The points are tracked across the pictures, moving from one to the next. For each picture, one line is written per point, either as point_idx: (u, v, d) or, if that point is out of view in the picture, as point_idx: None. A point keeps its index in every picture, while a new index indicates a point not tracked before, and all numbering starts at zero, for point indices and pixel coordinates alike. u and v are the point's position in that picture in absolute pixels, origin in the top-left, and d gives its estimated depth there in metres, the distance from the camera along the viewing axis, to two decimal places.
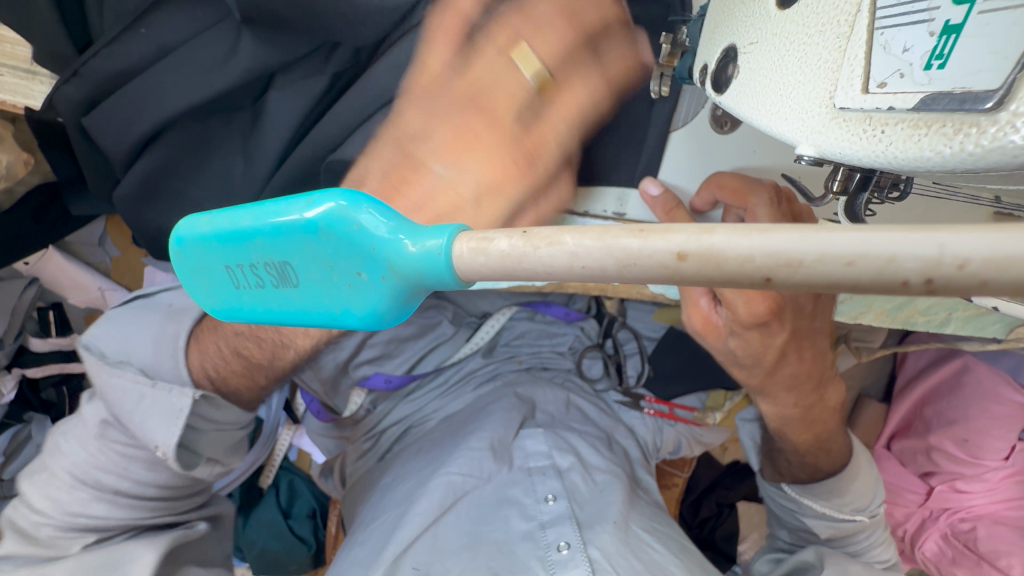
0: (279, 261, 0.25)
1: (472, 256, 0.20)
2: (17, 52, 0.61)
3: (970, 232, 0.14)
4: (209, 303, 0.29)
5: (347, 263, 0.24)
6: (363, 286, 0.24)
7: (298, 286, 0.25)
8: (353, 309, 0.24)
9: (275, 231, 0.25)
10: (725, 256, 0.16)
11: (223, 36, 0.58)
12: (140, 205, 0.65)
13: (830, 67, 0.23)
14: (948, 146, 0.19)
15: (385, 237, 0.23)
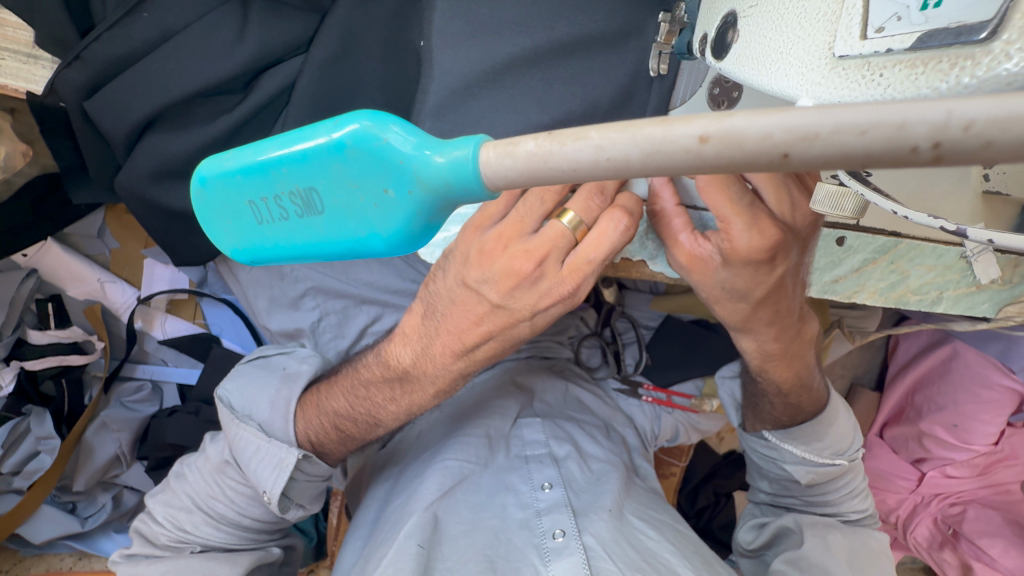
0: (304, 188, 0.27)
1: (500, 160, 0.22)
2: (19, 36, 0.61)
3: (975, 100, 0.16)
4: (231, 243, 0.31)
5: (374, 182, 0.25)
6: (389, 203, 0.25)
7: (323, 213, 0.27)
8: (379, 230, 0.26)
9: (302, 157, 0.26)
10: (746, 134, 0.18)
11: (229, 20, 0.59)
12: (142, 190, 0.65)
13: (830, 19, 0.24)
14: (944, 81, 0.20)
15: (409, 152, 0.24)
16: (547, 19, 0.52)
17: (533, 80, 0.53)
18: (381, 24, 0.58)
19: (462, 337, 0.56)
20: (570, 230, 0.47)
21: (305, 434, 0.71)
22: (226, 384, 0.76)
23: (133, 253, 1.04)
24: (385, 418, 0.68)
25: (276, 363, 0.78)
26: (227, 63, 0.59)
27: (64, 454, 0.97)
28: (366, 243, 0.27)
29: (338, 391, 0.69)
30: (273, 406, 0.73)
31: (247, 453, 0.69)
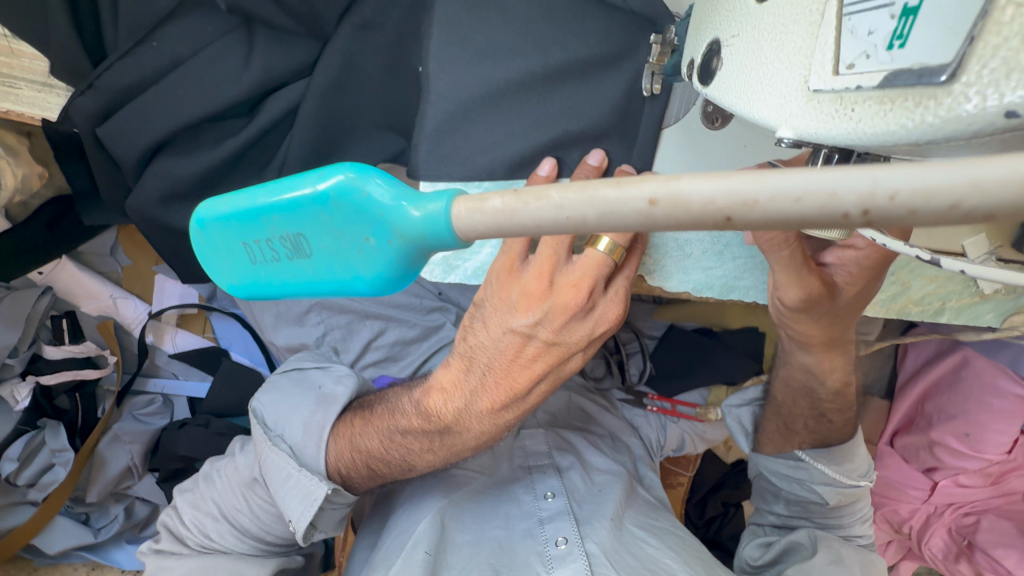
0: (293, 234, 0.27)
1: (470, 215, 0.22)
2: (35, 66, 0.62)
3: (904, 168, 0.16)
4: (227, 281, 0.31)
5: (356, 230, 0.26)
6: (371, 250, 0.26)
7: (311, 257, 0.27)
8: (362, 273, 0.26)
9: (290, 205, 0.26)
10: (691, 199, 0.18)
11: (234, 46, 0.60)
12: (152, 213, 0.67)
13: (804, 52, 0.25)
14: (910, 119, 0.20)
15: (389, 203, 0.25)
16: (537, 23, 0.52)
17: (529, 104, 0.55)
18: (380, 45, 0.59)
19: (514, 385, 0.57)
20: (607, 255, 0.50)
21: (335, 467, 0.70)
22: (263, 397, 0.77)
23: (145, 269, 1.07)
24: (414, 460, 0.68)
25: (312, 381, 0.77)
26: (234, 90, 0.61)
27: (78, 465, 0.99)
28: (355, 285, 0.27)
29: (371, 428, 0.68)
30: (306, 430, 0.72)
31: (277, 479, 0.68)
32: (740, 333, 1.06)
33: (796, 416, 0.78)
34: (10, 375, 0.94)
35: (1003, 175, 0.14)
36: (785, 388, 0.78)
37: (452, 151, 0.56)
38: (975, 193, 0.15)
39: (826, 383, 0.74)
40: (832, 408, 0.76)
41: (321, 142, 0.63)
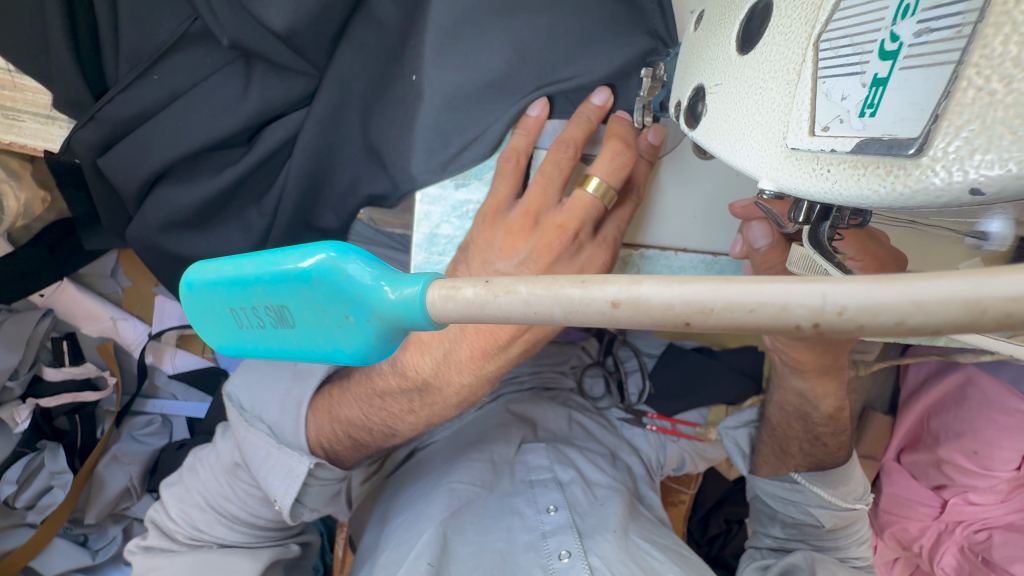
0: (277, 306, 0.27)
1: (443, 302, 0.23)
2: (38, 100, 0.63)
3: (850, 284, 0.16)
4: (215, 341, 0.31)
5: (336, 309, 0.26)
6: (351, 328, 0.26)
7: (295, 327, 0.27)
8: (343, 348, 0.27)
9: (273, 280, 0.27)
10: (652, 304, 0.18)
11: (233, 79, 0.61)
12: (151, 240, 0.68)
13: (782, 111, 0.25)
14: (881, 185, 0.20)
15: (369, 284, 0.25)
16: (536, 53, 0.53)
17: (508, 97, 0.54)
18: (372, 74, 0.60)
19: (495, 333, 0.54)
20: (598, 197, 0.51)
21: (316, 440, 0.68)
22: (236, 382, 0.75)
23: (145, 290, 1.06)
24: (396, 426, 0.65)
25: (287, 359, 0.74)
26: (234, 119, 0.62)
27: (76, 488, 1.00)
28: (337, 355, 0.27)
29: (350, 396, 0.66)
30: (284, 407, 0.70)
31: (255, 459, 0.67)
32: (738, 350, 1.07)
33: (790, 439, 0.78)
34: (10, 398, 0.95)
35: (943, 296, 0.15)
36: (779, 411, 0.78)
37: (437, 169, 0.56)
38: (919, 311, 0.16)
39: (818, 407, 0.73)
40: (826, 431, 0.76)
41: (320, 170, 0.64)
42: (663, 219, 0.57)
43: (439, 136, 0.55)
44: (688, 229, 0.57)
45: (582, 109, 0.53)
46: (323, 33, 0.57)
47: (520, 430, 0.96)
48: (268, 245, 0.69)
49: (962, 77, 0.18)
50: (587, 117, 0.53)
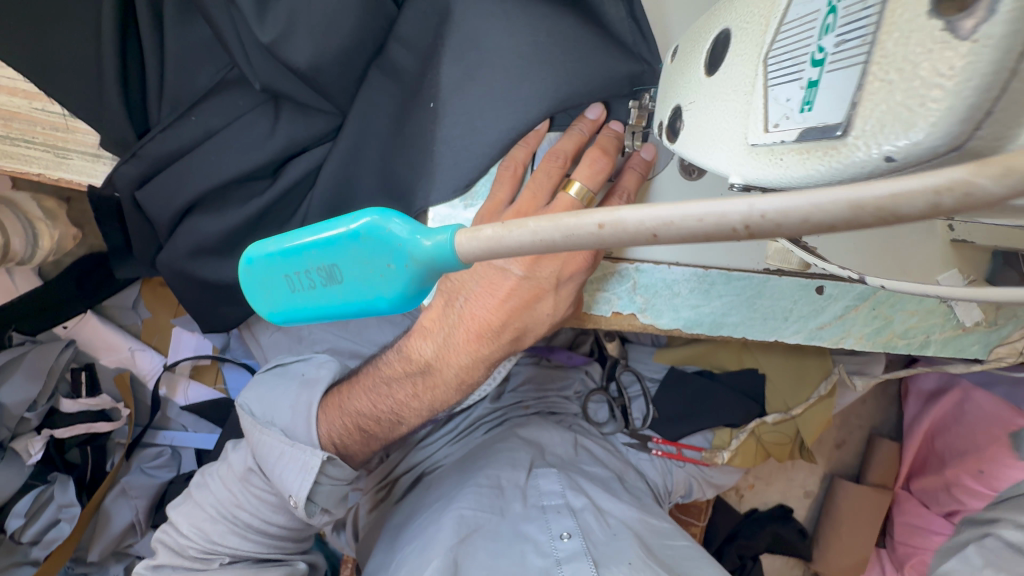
0: (329, 265, 0.31)
1: (468, 243, 0.27)
2: (86, 140, 0.69)
3: (772, 195, 0.20)
4: (268, 308, 0.35)
5: (380, 259, 0.30)
6: (391, 275, 0.30)
7: (343, 283, 0.31)
8: (384, 295, 0.31)
9: (327, 242, 0.31)
10: (629, 224, 0.22)
11: (262, 119, 0.68)
12: (180, 266, 0.73)
13: (742, 116, 0.30)
14: (820, 165, 0.25)
15: (406, 236, 0.29)
16: (535, 75, 0.57)
17: (506, 111, 0.58)
18: (388, 111, 0.66)
19: (489, 319, 0.57)
20: (578, 200, 0.55)
21: (328, 437, 0.69)
22: (247, 391, 0.76)
23: (163, 322, 1.09)
24: (402, 415, 0.66)
25: (295, 370, 0.76)
26: (263, 154, 0.68)
27: (83, 521, 1.01)
28: (377, 304, 0.31)
29: (358, 390, 0.68)
30: (294, 410, 0.71)
31: (271, 458, 0.68)
32: (740, 372, 1.09)
33: None
34: (27, 429, 0.98)
35: (836, 200, 0.19)
36: None
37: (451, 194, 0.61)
38: (816, 210, 0.19)
39: None
40: None
41: (339, 198, 0.69)
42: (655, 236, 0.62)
43: (451, 163, 0.60)
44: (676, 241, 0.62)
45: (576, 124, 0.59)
46: (347, 76, 0.64)
47: (528, 454, 0.96)
48: None
49: (868, 74, 0.23)
50: (580, 130, 0.59)
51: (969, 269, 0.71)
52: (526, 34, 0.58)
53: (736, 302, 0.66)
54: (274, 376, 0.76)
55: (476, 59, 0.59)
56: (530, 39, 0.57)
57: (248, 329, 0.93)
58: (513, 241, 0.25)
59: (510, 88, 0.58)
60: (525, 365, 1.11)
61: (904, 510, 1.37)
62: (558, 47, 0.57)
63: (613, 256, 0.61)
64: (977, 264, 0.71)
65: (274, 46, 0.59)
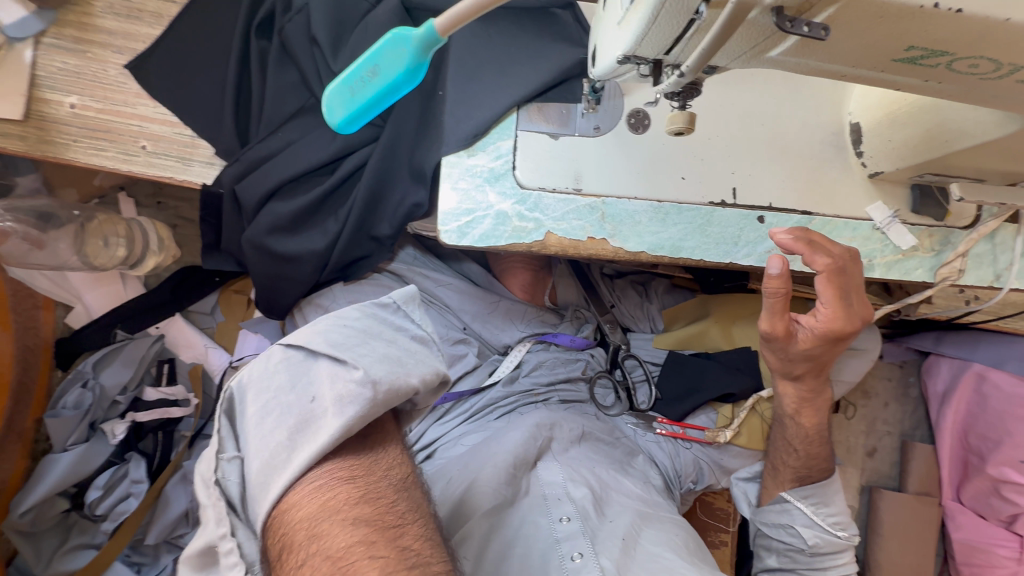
0: (373, 65, 0.53)
1: (445, 18, 0.49)
2: (205, 152, 0.96)
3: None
4: (339, 114, 0.56)
5: (397, 50, 0.52)
6: (403, 56, 0.51)
7: (380, 73, 0.53)
8: (401, 69, 0.52)
9: (373, 53, 0.53)
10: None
11: (327, 129, 0.95)
12: (261, 241, 0.96)
13: (616, 14, 0.51)
14: (646, 8, 0.45)
15: (411, 31, 0.51)
16: (514, 70, 0.81)
17: (497, 91, 0.80)
18: (415, 115, 0.91)
19: None
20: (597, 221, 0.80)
21: (310, 494, 0.49)
22: (249, 375, 0.56)
23: (232, 326, 1.28)
24: (408, 516, 0.51)
25: (307, 380, 0.54)
26: (326, 153, 0.93)
27: (147, 500, 1.14)
28: (400, 83, 0.53)
29: (333, 522, 0.48)
30: (285, 421, 0.52)
31: (273, 450, 0.51)
32: (733, 351, 1.19)
33: (780, 458, 1.07)
34: (115, 413, 1.16)
35: None
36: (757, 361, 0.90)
37: (457, 151, 0.79)
38: None
39: (792, 423, 1.04)
40: (801, 447, 1.05)
41: (380, 180, 0.92)
42: (618, 177, 0.80)
43: (453, 123, 0.80)
44: (632, 180, 0.80)
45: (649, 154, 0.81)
46: None
47: (541, 442, 0.98)
48: (339, 243, 0.96)
49: None
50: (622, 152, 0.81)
51: (893, 203, 0.85)
52: (510, 47, 0.83)
53: (692, 229, 0.82)
54: (287, 363, 0.55)
55: (472, 62, 0.82)
56: (513, 49, 0.83)
57: (300, 312, 1.05)
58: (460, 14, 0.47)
59: (498, 78, 0.81)
60: (537, 352, 1.22)
61: (959, 526, 1.29)
62: (531, 52, 0.82)
63: (588, 194, 0.80)
64: (895, 196, 0.85)
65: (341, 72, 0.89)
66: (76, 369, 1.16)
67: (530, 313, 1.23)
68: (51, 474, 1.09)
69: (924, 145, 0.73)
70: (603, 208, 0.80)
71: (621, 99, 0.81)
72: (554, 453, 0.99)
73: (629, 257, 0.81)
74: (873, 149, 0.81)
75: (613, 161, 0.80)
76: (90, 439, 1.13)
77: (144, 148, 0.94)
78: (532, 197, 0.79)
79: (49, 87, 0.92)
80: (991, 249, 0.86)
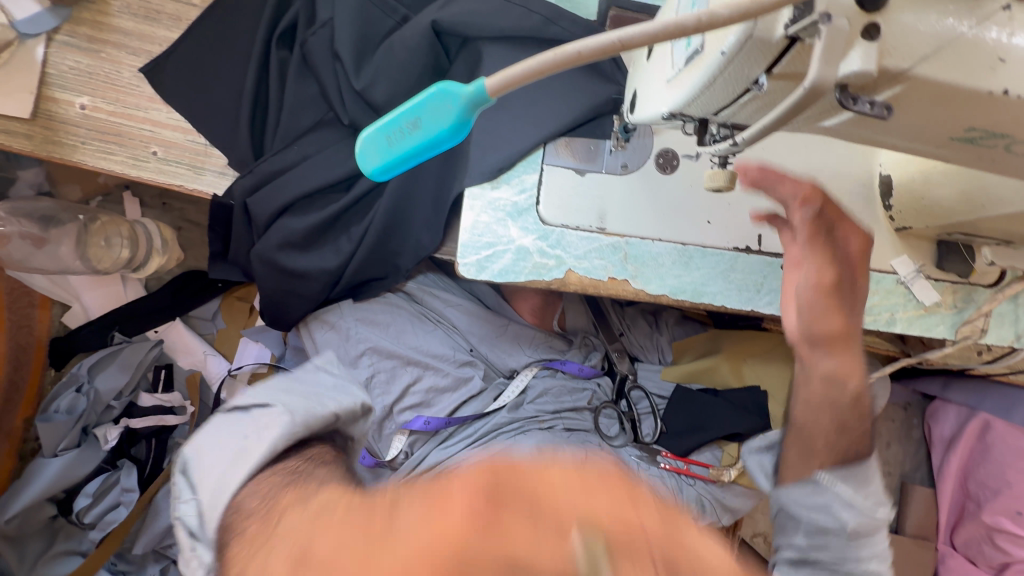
0: (414, 116, 0.42)
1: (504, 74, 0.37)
2: (217, 162, 0.93)
3: None
4: (372, 166, 0.44)
5: (443, 103, 0.41)
6: (448, 109, 0.40)
7: (421, 128, 0.42)
8: (445, 125, 0.41)
9: (415, 104, 0.41)
10: None
11: (344, 146, 0.92)
12: (269, 254, 0.94)
13: (665, 66, 0.50)
14: (699, 74, 0.43)
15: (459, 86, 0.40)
16: (542, 102, 0.79)
17: (525, 123, 0.78)
18: None
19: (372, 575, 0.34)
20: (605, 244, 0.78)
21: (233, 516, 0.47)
22: (197, 438, 0.57)
23: (233, 334, 1.25)
24: (290, 496, 0.46)
25: (244, 420, 0.56)
26: (342, 171, 0.91)
27: (137, 508, 1.11)
28: (441, 140, 0.42)
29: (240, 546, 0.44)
30: (227, 456, 0.53)
31: (215, 482, 0.50)
32: (742, 389, 1.18)
33: None
34: (108, 418, 1.13)
35: None
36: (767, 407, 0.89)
37: (480, 183, 0.77)
38: None
39: None
40: None
41: (396, 202, 0.90)
42: (643, 217, 0.78)
43: (479, 153, 0.78)
44: (656, 222, 0.79)
45: (676, 195, 0.79)
46: None
47: None
48: (352, 263, 0.94)
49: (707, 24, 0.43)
50: (648, 189, 0.79)
51: (918, 258, 0.84)
52: (539, 79, 0.81)
53: (716, 275, 0.80)
54: (225, 417, 0.57)
55: (501, 91, 0.80)
56: (541, 81, 0.81)
57: (307, 327, 1.10)
58: (519, 74, 0.36)
59: (526, 110, 0.80)
60: (543, 378, 1.20)
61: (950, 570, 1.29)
62: (562, 84, 0.80)
63: (612, 233, 0.78)
64: (920, 251, 0.84)
65: (364, 91, 0.86)
66: (70, 373, 1.13)
67: (539, 338, 1.21)
68: (39, 480, 1.07)
69: (957, 207, 0.72)
70: (627, 247, 0.78)
71: (651, 137, 0.79)
72: None
73: (649, 299, 0.80)
74: (903, 204, 0.80)
75: (639, 199, 0.78)
76: (81, 444, 1.10)
77: (154, 154, 0.91)
78: (554, 233, 0.77)
79: (59, 87, 0.89)
80: (1014, 309, 0.85)
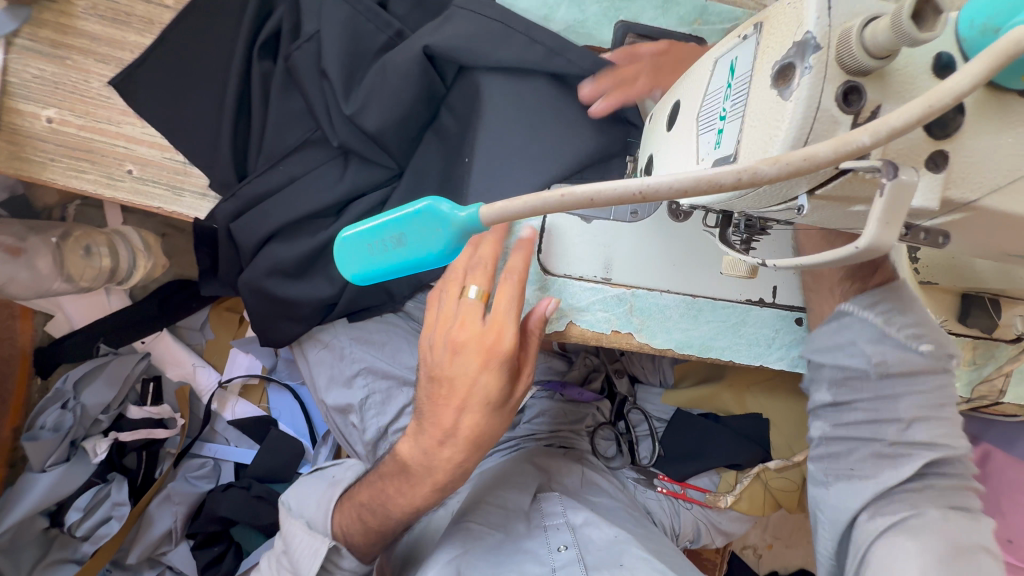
0: (399, 232, 0.43)
1: (501, 205, 0.38)
2: (196, 182, 0.87)
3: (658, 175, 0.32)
4: (353, 269, 0.46)
5: (430, 226, 0.42)
6: (438, 235, 0.41)
7: (406, 245, 0.43)
8: (432, 249, 0.42)
9: (400, 219, 0.42)
10: None
11: (333, 169, 0.85)
12: (256, 280, 0.89)
13: (688, 151, 0.44)
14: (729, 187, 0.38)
15: (448, 210, 0.41)
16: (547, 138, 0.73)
17: (529, 162, 0.73)
18: (437, 165, 0.82)
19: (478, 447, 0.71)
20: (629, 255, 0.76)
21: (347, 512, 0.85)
22: (291, 491, 0.93)
23: (223, 343, 1.24)
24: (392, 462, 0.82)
25: (329, 473, 0.95)
26: (331, 195, 0.84)
27: (129, 521, 1.10)
28: (428, 259, 0.43)
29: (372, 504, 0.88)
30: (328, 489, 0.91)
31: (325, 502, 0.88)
32: (744, 417, 1.15)
33: None
34: (97, 431, 1.11)
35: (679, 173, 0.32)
36: None
37: None
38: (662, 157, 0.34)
39: None
40: None
41: None
42: (653, 267, 0.73)
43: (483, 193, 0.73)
44: (665, 273, 0.73)
45: (689, 242, 0.73)
46: (405, 134, 0.81)
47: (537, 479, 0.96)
48: (344, 293, 0.89)
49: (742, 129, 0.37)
50: (660, 236, 0.73)
51: (940, 312, 0.78)
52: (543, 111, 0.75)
53: (726, 328, 0.76)
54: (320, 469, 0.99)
55: (503, 124, 0.74)
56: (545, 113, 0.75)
57: (299, 346, 1.04)
58: (514, 208, 0.37)
59: (531, 145, 0.74)
60: (541, 398, 1.17)
61: None
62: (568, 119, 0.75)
63: (618, 284, 0.73)
64: (946, 306, 0.78)
65: (354, 114, 0.78)
66: (57, 388, 1.09)
67: (537, 359, 1.19)
68: (28, 495, 1.04)
69: None
70: (635, 297, 0.74)
71: None
72: (547, 490, 0.96)
73: (656, 351, 0.75)
74: (930, 258, 0.75)
75: (649, 248, 0.73)
76: (70, 459, 1.08)
77: (130, 173, 0.84)
78: (556, 284, 0.72)
79: (23, 97, 0.82)
80: None
